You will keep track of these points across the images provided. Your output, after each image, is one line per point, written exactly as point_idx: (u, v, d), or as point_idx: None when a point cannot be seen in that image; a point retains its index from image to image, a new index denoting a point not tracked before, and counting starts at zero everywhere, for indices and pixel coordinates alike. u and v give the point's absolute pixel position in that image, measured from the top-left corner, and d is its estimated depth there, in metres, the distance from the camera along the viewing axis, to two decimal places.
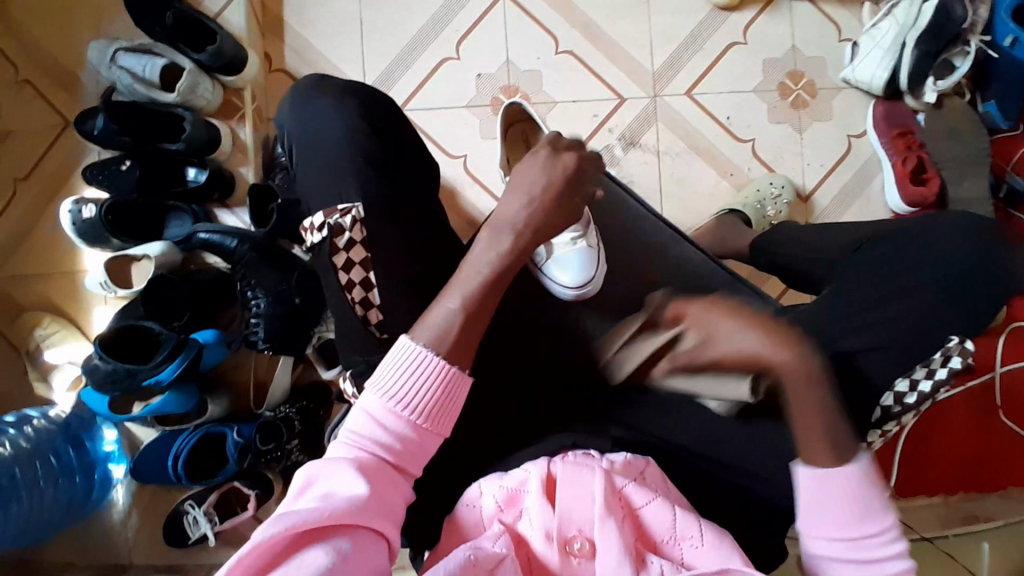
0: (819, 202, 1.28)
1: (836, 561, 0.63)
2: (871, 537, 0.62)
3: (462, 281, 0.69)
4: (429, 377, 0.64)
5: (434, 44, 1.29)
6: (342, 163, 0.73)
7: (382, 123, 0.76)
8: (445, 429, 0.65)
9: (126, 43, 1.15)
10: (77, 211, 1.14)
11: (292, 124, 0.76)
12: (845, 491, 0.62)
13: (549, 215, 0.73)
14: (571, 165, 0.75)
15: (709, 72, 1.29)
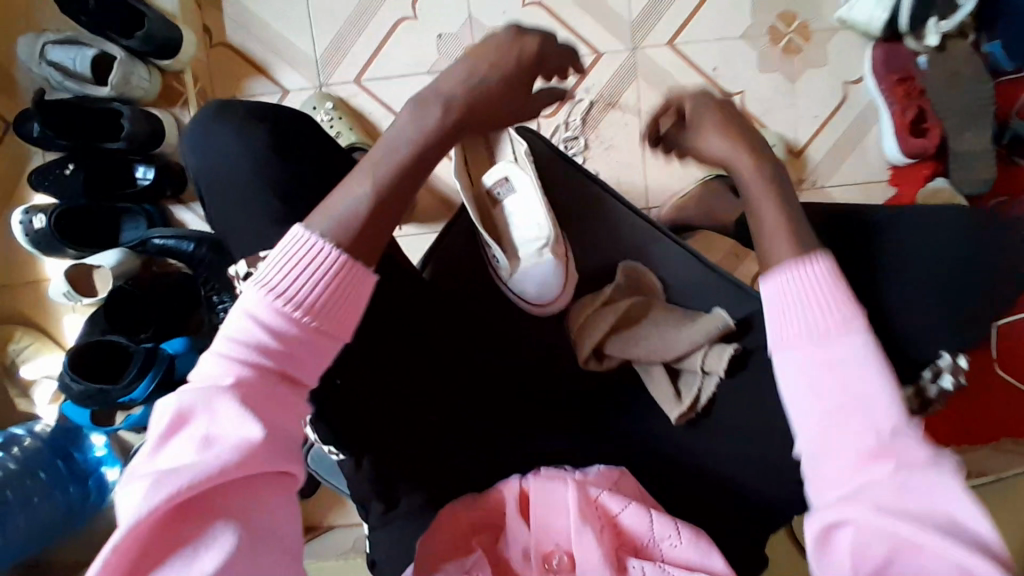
0: (813, 157, 1.20)
1: (819, 413, 0.49)
2: (880, 427, 0.47)
3: (376, 157, 0.59)
4: (318, 274, 0.53)
5: (388, 4, 1.17)
6: (252, 200, 0.67)
7: (290, 144, 0.69)
8: (341, 333, 0.55)
9: (53, 36, 1.05)
10: (27, 222, 1.08)
11: (195, 158, 0.70)
12: (810, 294, 0.52)
13: (494, 98, 0.63)
14: (529, 51, 0.64)
15: (693, 18, 1.17)
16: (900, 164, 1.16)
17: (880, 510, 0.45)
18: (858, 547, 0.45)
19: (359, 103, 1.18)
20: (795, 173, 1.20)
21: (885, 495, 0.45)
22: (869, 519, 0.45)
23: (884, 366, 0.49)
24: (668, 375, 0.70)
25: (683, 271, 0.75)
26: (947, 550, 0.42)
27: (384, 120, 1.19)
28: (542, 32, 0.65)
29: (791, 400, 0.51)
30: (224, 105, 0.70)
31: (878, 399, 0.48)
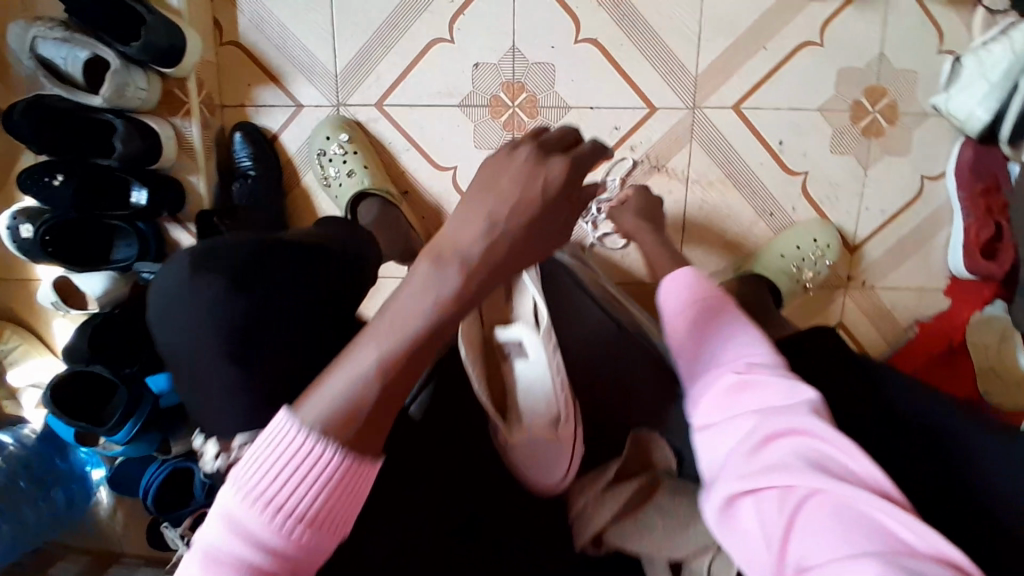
0: (870, 254, 1.07)
1: (739, 429, 0.55)
2: (774, 423, 0.53)
3: (380, 329, 0.46)
4: (317, 479, 0.44)
5: (421, 21, 1.02)
6: (217, 386, 0.53)
7: (263, 305, 0.55)
8: (342, 527, 0.46)
9: (41, 22, 0.91)
10: (13, 229, 1.01)
11: (158, 324, 0.57)
12: (699, 316, 0.67)
13: (522, 243, 0.46)
14: (558, 177, 0.47)
15: (766, 82, 1.01)
16: (964, 278, 1.05)
17: (768, 474, 0.50)
18: (754, 517, 0.49)
19: (378, 130, 1.06)
20: (847, 269, 1.08)
21: (768, 463, 0.51)
22: (762, 489, 0.50)
23: (799, 390, 0.55)
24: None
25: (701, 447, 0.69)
26: (852, 519, 0.44)
27: (404, 153, 1.07)
28: (571, 150, 0.49)
29: (692, 396, 0.62)
30: (206, 253, 0.58)
31: (782, 403, 0.54)
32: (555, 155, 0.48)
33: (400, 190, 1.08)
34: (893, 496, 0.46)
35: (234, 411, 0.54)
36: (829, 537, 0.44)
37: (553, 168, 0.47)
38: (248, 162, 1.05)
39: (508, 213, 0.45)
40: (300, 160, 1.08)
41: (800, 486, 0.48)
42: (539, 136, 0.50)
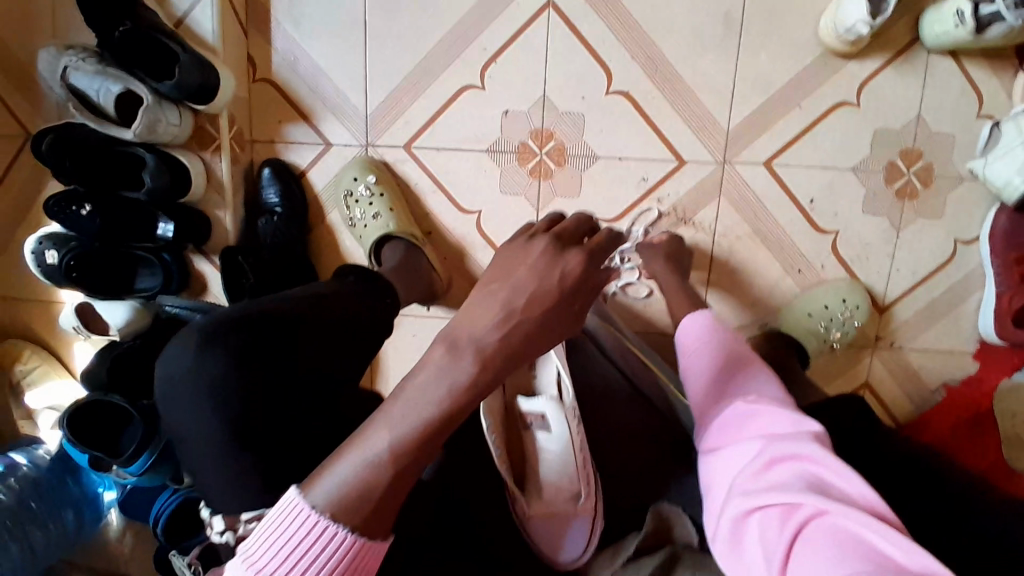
0: (900, 316, 1.04)
1: (749, 456, 0.59)
2: (776, 450, 0.57)
3: (393, 418, 0.46)
4: (328, 558, 0.45)
5: (452, 67, 1.02)
6: (228, 463, 0.56)
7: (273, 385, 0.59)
8: None
9: (76, 53, 0.91)
10: (39, 254, 1.02)
11: (165, 399, 0.60)
12: (715, 358, 0.73)
13: (535, 331, 0.46)
14: (574, 269, 0.48)
15: (799, 140, 1.00)
16: (994, 343, 1.01)
17: (767, 498, 0.54)
18: (759, 534, 0.52)
19: (405, 171, 1.07)
20: (875, 331, 1.05)
21: (769, 487, 0.55)
22: (762, 509, 0.53)
23: (800, 425, 0.60)
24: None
25: None
26: (842, 538, 0.47)
27: (430, 195, 1.07)
28: (587, 243, 0.50)
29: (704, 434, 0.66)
30: (214, 329, 0.60)
31: (784, 433, 0.59)
32: (572, 247, 0.50)
33: (423, 231, 1.08)
34: (886, 517, 0.49)
35: (251, 485, 0.56)
36: (823, 552, 0.47)
37: (570, 261, 0.48)
38: (276, 199, 1.06)
39: (526, 304, 0.46)
40: (326, 197, 1.09)
41: (801, 505, 0.51)
42: (556, 229, 0.52)
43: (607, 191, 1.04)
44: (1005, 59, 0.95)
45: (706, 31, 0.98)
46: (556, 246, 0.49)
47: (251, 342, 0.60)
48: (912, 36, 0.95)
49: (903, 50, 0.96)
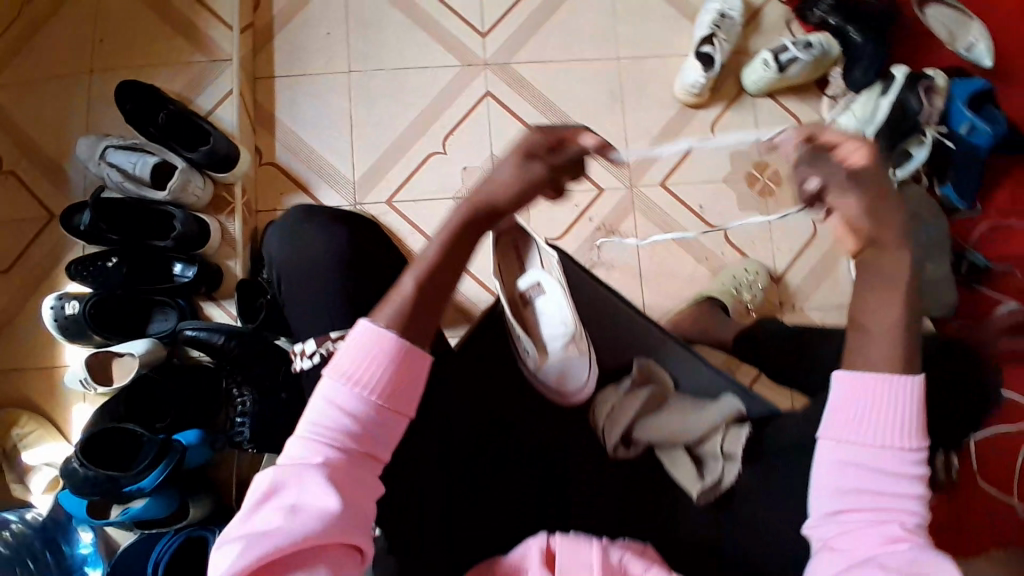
0: (792, 283, 1.34)
1: (858, 465, 0.62)
2: (899, 464, 0.61)
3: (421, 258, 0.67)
4: (382, 355, 0.60)
5: (421, 140, 1.35)
6: (325, 283, 0.80)
7: (361, 247, 0.84)
8: (406, 409, 0.61)
9: (116, 141, 1.19)
10: (59, 307, 1.13)
11: (280, 250, 0.85)
12: (890, 400, 0.62)
13: (506, 200, 0.70)
14: (528, 155, 0.70)
15: (681, 164, 1.37)
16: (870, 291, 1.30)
17: (865, 498, 0.61)
18: None
19: (388, 221, 1.32)
20: (779, 298, 1.33)
21: (877, 494, 0.61)
22: (858, 505, 0.61)
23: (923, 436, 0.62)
24: (692, 461, 0.78)
25: (685, 370, 0.85)
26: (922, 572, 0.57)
27: (410, 236, 1.31)
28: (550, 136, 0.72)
29: (841, 382, 0.64)
30: (310, 212, 0.87)
31: (909, 447, 0.61)
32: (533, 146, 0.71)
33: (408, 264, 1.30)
34: None
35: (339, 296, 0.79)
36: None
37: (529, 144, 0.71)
38: None
39: (502, 177, 0.70)
40: None
41: None
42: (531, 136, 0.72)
43: (551, 216, 1.34)
44: (807, 92, 1.38)
45: (599, 100, 1.38)
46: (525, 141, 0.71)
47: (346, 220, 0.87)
48: (738, 89, 1.39)
49: (735, 97, 1.39)
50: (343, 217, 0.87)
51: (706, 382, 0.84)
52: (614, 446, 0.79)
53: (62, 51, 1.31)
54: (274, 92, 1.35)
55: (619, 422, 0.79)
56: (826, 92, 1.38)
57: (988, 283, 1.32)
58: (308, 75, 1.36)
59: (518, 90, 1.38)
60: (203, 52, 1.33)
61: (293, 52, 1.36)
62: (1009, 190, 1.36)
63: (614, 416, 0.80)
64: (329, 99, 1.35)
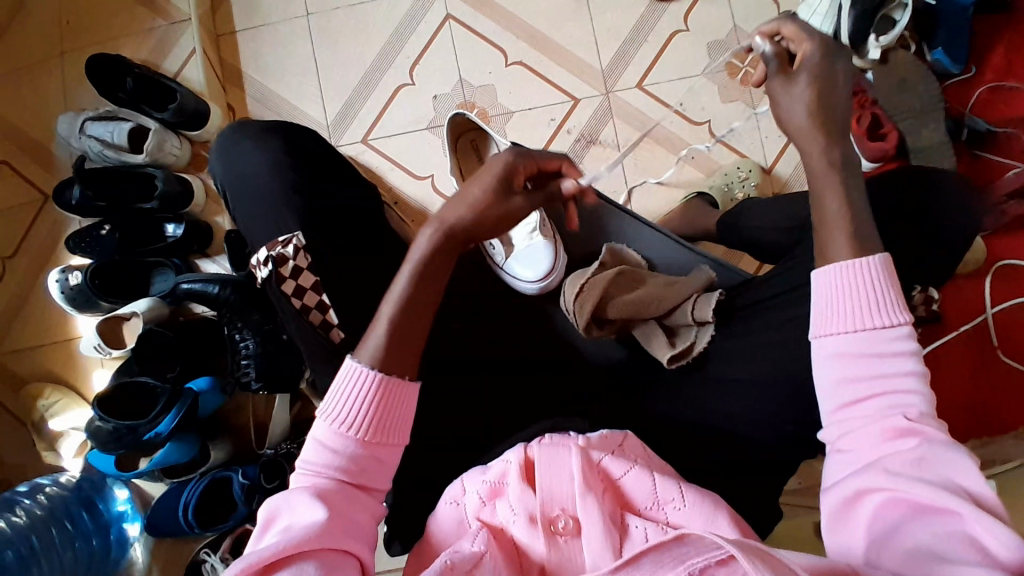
0: (784, 172, 1.28)
1: (856, 361, 0.58)
2: (892, 350, 0.58)
3: (392, 290, 0.68)
4: (367, 391, 0.64)
5: (387, 75, 1.34)
6: (275, 196, 0.80)
7: (304, 154, 0.83)
8: (396, 438, 0.65)
9: (92, 113, 1.23)
10: (64, 280, 1.17)
11: (223, 169, 0.83)
12: (872, 285, 0.59)
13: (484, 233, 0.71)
14: (515, 205, 0.72)
15: (657, 62, 1.32)
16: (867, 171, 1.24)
17: (866, 391, 0.58)
18: (884, 508, 0.52)
19: (366, 159, 1.31)
20: (770, 189, 1.27)
21: (869, 383, 0.58)
22: (860, 399, 0.58)
23: (905, 310, 0.59)
24: (665, 331, 0.81)
25: (654, 247, 0.90)
26: (930, 469, 0.53)
27: (389, 172, 1.31)
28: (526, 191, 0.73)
29: (825, 280, 0.61)
30: (241, 125, 0.84)
31: (896, 326, 0.58)
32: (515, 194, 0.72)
33: (391, 201, 1.29)
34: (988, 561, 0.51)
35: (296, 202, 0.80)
36: (910, 484, 0.52)
37: (516, 200, 0.72)
38: None
39: (492, 218, 0.70)
40: None
41: (946, 510, 0.50)
42: (519, 177, 0.73)
43: (527, 133, 1.31)
44: None
45: (565, 8, 1.34)
46: (506, 189, 0.72)
47: (288, 129, 0.85)
48: None
49: None
50: (277, 126, 0.85)
51: (680, 260, 0.89)
52: (583, 321, 0.81)
53: (32, 35, 1.34)
54: (238, 46, 1.35)
55: (588, 299, 0.81)
56: None
57: (993, 148, 1.23)
58: (268, 25, 1.35)
59: (481, 10, 1.34)
60: (163, 17, 1.34)
61: (250, 3, 1.36)
62: (1007, 48, 1.26)
63: (584, 292, 0.81)
64: (292, 45, 1.34)
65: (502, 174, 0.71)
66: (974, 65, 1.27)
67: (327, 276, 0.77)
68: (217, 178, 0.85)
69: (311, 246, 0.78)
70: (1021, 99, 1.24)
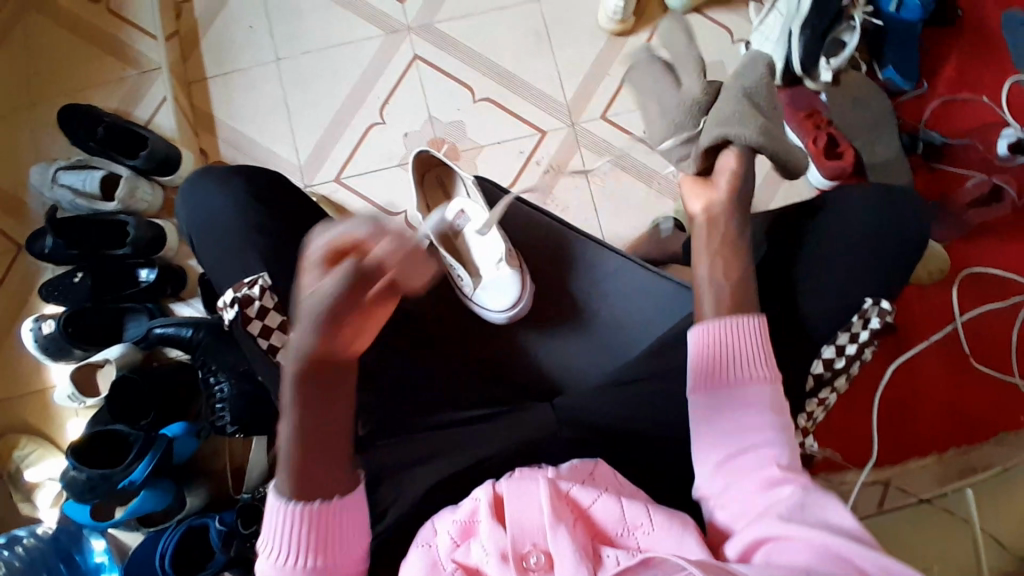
0: None
1: (726, 404, 0.70)
2: (752, 398, 0.69)
3: (287, 419, 0.60)
4: (294, 525, 0.61)
5: (358, 114, 1.36)
6: (242, 238, 0.81)
7: (270, 194, 0.84)
8: (343, 552, 0.62)
9: (64, 163, 1.24)
10: (37, 328, 1.16)
11: (186, 214, 0.85)
12: (734, 339, 0.71)
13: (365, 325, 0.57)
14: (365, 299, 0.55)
15: (620, 92, 1.36)
16: (826, 187, 1.27)
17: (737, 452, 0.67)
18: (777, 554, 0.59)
19: (339, 198, 1.33)
20: None
21: (735, 421, 0.69)
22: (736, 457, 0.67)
23: (767, 367, 0.70)
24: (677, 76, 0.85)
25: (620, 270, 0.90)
26: (806, 512, 0.61)
27: (364, 210, 1.33)
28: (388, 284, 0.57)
29: (698, 336, 0.73)
30: (204, 170, 0.87)
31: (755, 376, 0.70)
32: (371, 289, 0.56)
33: (365, 237, 1.31)
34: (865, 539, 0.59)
35: (264, 241, 0.80)
36: (795, 526, 0.60)
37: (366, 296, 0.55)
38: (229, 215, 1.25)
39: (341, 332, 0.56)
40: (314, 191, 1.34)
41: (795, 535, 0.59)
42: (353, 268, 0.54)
43: (498, 167, 1.34)
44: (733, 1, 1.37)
45: (527, 44, 1.38)
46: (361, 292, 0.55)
47: (257, 171, 0.87)
48: (662, 9, 1.37)
49: (661, 19, 1.37)
50: (241, 168, 0.86)
51: (642, 281, 0.89)
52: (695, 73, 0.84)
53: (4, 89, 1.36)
54: (209, 92, 1.38)
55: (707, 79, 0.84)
56: None
57: (949, 161, 1.27)
58: (238, 70, 1.38)
59: (447, 50, 1.38)
60: (135, 66, 1.37)
61: (220, 50, 1.39)
62: (954, 65, 1.32)
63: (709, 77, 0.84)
64: (261, 89, 1.37)
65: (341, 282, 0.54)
66: (926, 81, 1.32)
67: (295, 314, 0.77)
68: (180, 226, 0.86)
69: (276, 287, 0.78)
70: (971, 112, 1.30)
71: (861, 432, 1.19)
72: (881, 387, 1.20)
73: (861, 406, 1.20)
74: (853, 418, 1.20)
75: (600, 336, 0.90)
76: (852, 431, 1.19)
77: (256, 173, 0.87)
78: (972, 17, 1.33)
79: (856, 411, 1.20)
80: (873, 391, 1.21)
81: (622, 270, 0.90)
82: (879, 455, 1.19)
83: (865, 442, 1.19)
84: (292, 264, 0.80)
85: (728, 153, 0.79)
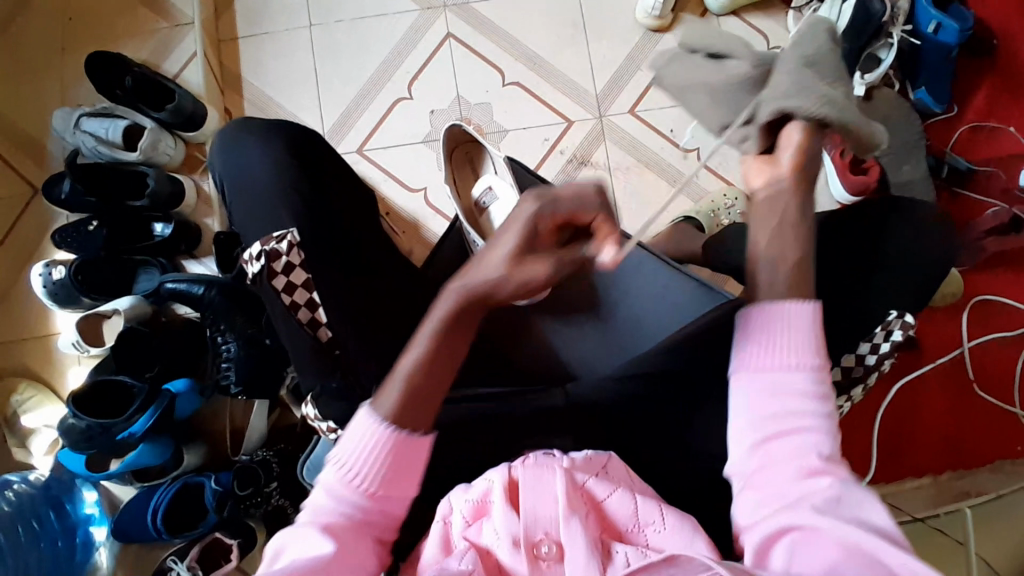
0: None
1: (775, 393, 0.64)
2: (804, 391, 0.63)
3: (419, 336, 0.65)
4: (374, 451, 0.62)
5: (386, 88, 1.36)
6: (269, 194, 0.80)
7: (304, 155, 0.85)
8: (405, 488, 0.64)
9: (88, 109, 1.23)
10: (48, 273, 1.16)
11: (221, 166, 0.85)
12: (790, 325, 0.64)
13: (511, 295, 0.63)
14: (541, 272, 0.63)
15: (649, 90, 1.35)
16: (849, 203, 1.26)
17: (780, 441, 0.63)
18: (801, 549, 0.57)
19: (361, 170, 1.32)
20: None
21: (778, 409, 0.63)
22: (778, 444, 0.62)
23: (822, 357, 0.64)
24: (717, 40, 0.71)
25: (644, 265, 0.89)
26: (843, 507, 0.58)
27: (383, 184, 1.32)
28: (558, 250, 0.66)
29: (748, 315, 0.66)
30: (239, 124, 0.87)
31: (806, 369, 0.64)
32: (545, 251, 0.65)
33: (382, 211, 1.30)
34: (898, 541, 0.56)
35: (294, 200, 0.79)
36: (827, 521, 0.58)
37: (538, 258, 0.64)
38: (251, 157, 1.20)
39: (512, 282, 0.63)
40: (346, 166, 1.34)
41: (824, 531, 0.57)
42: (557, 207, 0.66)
43: (522, 153, 1.33)
44: (771, 8, 1.36)
45: (561, 33, 1.38)
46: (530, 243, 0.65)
47: (292, 130, 0.87)
48: (701, 10, 1.37)
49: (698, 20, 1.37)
50: (275, 126, 0.86)
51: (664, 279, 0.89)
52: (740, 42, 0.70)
53: (33, 31, 1.34)
54: (239, 53, 1.37)
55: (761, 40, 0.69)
56: (791, 5, 1.36)
57: (972, 187, 1.27)
58: (269, 33, 1.37)
59: (481, 31, 1.37)
60: (166, 19, 1.36)
61: (253, 11, 1.38)
62: (985, 92, 1.32)
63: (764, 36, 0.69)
64: (291, 55, 1.36)
65: (526, 226, 0.65)
66: (957, 105, 1.32)
67: (320, 276, 0.76)
68: (216, 174, 0.86)
69: (305, 244, 0.77)
70: (997, 141, 1.30)
71: (863, 448, 1.19)
72: (885, 405, 1.20)
73: (864, 422, 1.20)
74: (855, 435, 1.20)
75: (616, 328, 0.90)
76: (851, 444, 1.19)
77: (293, 133, 0.87)
78: (1009, 44, 1.33)
79: (858, 427, 1.20)
80: (877, 409, 1.21)
81: (643, 265, 0.89)
82: (877, 473, 1.19)
83: (864, 459, 1.19)
84: (318, 226, 0.79)
85: (794, 128, 0.64)
